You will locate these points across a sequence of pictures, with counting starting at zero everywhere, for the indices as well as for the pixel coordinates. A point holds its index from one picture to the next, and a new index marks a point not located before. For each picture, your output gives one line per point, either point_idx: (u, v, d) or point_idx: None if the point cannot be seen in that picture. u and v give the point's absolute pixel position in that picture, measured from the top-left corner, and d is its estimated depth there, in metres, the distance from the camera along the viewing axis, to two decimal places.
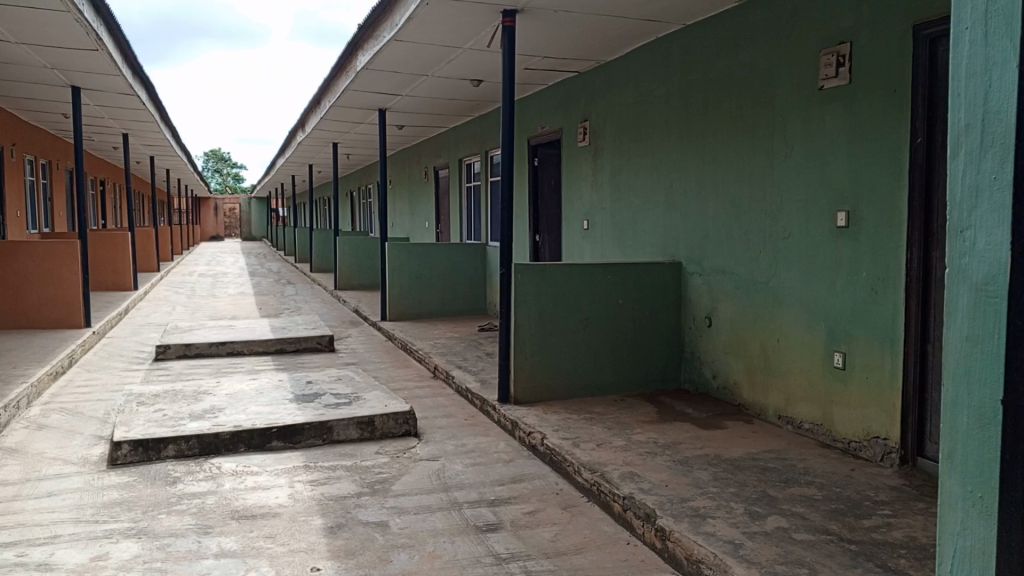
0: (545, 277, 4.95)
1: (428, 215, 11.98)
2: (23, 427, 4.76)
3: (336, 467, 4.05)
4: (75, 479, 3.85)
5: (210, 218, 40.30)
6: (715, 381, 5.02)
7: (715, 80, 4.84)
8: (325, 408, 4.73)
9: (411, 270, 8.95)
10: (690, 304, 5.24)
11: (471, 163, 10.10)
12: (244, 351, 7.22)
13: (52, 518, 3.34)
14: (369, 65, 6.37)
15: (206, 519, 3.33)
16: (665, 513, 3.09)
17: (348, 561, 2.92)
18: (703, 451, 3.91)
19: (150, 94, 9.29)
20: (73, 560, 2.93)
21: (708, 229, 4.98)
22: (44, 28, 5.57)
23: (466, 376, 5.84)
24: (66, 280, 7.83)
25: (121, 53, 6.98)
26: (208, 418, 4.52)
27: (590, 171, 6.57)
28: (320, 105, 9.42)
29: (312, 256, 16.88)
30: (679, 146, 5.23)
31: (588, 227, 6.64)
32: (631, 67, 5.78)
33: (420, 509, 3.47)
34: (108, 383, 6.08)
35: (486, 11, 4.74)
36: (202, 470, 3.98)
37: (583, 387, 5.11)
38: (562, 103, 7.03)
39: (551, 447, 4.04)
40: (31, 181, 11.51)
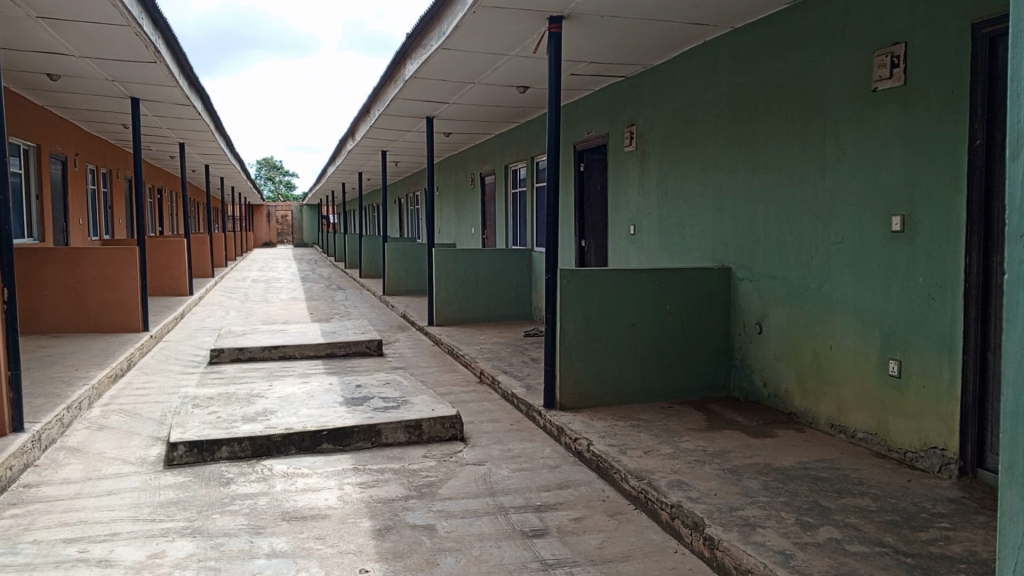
0: (592, 283, 4.94)
1: (474, 221, 12.05)
2: (85, 428, 4.93)
3: (384, 470, 4.10)
4: (133, 478, 3.97)
5: (263, 225, 41.21)
6: (766, 389, 4.94)
7: (765, 84, 4.78)
8: (373, 411, 4.79)
9: (457, 275, 9.01)
10: (739, 311, 5.17)
11: (517, 169, 10.13)
12: (295, 355, 7.36)
13: (111, 516, 3.45)
14: (417, 73, 6.45)
15: (259, 519, 3.40)
16: (713, 522, 3.05)
17: (396, 563, 2.95)
18: (753, 459, 3.85)
19: (205, 104, 9.54)
20: (131, 557, 3.02)
21: (758, 234, 4.91)
22: (106, 42, 5.77)
23: (512, 381, 5.85)
24: (125, 285, 8.09)
25: (178, 65, 7.20)
26: (260, 420, 4.62)
27: (637, 176, 6.53)
28: (369, 113, 9.56)
29: (361, 262, 17.11)
30: (728, 151, 5.18)
31: (635, 232, 6.61)
32: (679, 71, 5.74)
33: (467, 512, 3.49)
34: (165, 385, 6.26)
35: (532, 17, 4.76)
36: (254, 471, 4.06)
37: (630, 393, 5.07)
38: (608, 108, 7.02)
39: (597, 453, 4.03)
40: (93, 189, 11.92)
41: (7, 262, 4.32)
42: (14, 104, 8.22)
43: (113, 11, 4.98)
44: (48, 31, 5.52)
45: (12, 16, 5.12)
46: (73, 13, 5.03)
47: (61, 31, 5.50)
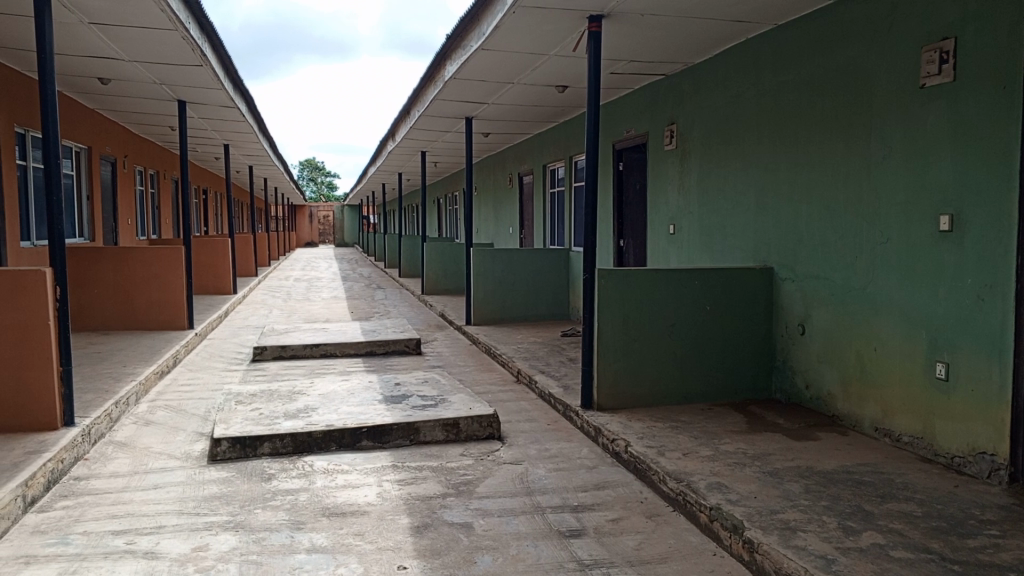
0: (630, 283, 4.91)
1: (512, 221, 12.06)
2: (132, 423, 5.06)
3: (423, 467, 4.13)
4: (179, 473, 4.06)
5: (304, 225, 41.78)
6: (809, 391, 4.86)
7: (808, 82, 4.71)
8: (412, 409, 4.83)
9: (495, 275, 9.03)
10: (782, 311, 5.09)
11: (555, 169, 10.11)
12: (336, 353, 7.45)
13: (157, 509, 3.54)
14: (456, 74, 6.48)
15: (300, 515, 3.45)
16: (753, 525, 3.01)
17: (434, 561, 2.97)
18: (794, 462, 3.79)
19: (249, 106, 9.71)
20: (176, 549, 3.08)
21: (801, 233, 4.84)
22: (154, 46, 5.91)
23: (550, 381, 5.85)
24: (171, 284, 8.26)
25: (223, 68, 7.34)
26: (301, 417, 4.69)
27: (677, 174, 6.48)
28: (409, 114, 9.64)
29: (400, 261, 17.25)
30: (770, 149, 5.11)
31: (675, 232, 6.56)
32: (720, 70, 5.68)
33: (504, 511, 3.50)
34: (209, 382, 6.39)
35: (571, 17, 4.76)
36: (295, 467, 4.13)
37: (668, 395, 5.03)
38: (648, 107, 6.97)
39: (635, 454, 4.01)
40: (141, 190, 12.21)
41: (59, 261, 4.43)
42: (67, 107, 8.45)
43: (161, 16, 5.09)
44: (98, 37, 5.67)
45: (65, 22, 5.27)
46: (123, 18, 5.16)
47: (112, 36, 5.65)
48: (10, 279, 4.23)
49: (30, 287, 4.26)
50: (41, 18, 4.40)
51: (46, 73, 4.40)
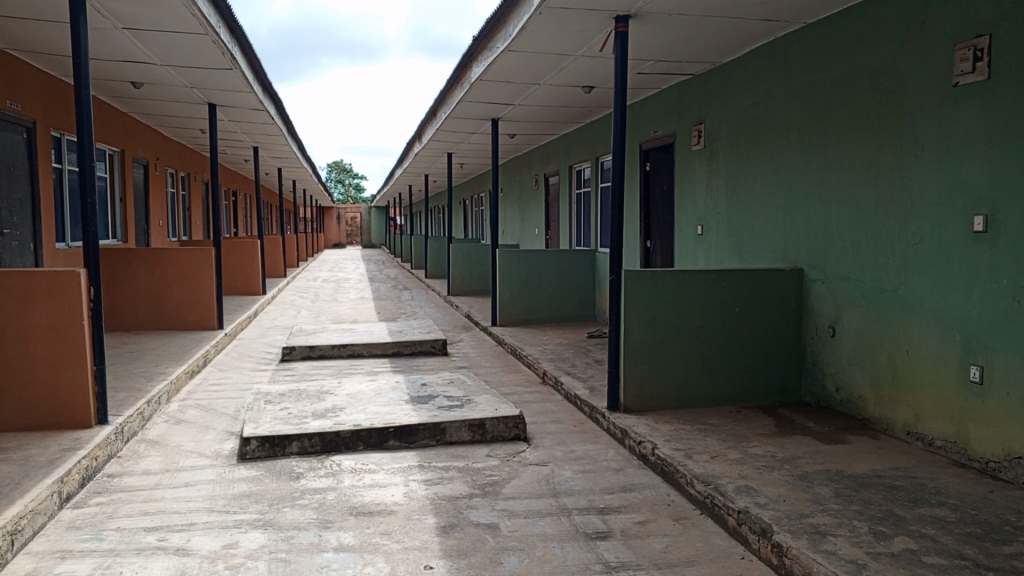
0: (658, 284, 4.88)
1: (538, 222, 12.06)
2: (164, 421, 5.14)
3: (449, 467, 4.15)
4: (209, 471, 4.11)
5: (332, 227, 42.12)
6: (839, 394, 4.80)
7: (838, 81, 4.66)
8: (438, 410, 4.85)
9: (521, 276, 9.03)
10: (812, 313, 5.04)
11: (581, 169, 10.09)
12: (364, 353, 7.51)
13: (188, 506, 3.59)
14: (483, 75, 6.49)
15: (327, 514, 3.48)
16: (782, 529, 2.98)
17: (460, 561, 2.98)
18: (824, 466, 3.75)
19: (278, 108, 9.81)
20: (206, 547, 3.12)
21: (832, 234, 4.78)
22: (185, 50, 6.00)
23: (576, 382, 5.84)
24: (201, 284, 8.39)
25: (252, 71, 7.42)
26: (330, 416, 4.73)
27: (705, 174, 6.44)
28: (436, 116, 9.67)
29: (427, 262, 17.34)
30: (800, 149, 5.06)
31: (703, 232, 6.51)
32: (749, 69, 5.64)
33: (530, 513, 3.50)
34: (238, 381, 6.46)
35: (598, 17, 4.75)
36: (323, 466, 4.16)
37: (696, 397, 5.00)
38: (675, 106, 6.93)
39: (663, 457, 3.98)
40: (172, 193, 12.40)
41: (93, 263, 4.51)
42: (101, 111, 8.60)
43: (192, 20, 5.16)
44: (131, 41, 5.77)
45: (99, 27, 5.38)
46: (155, 23, 5.25)
47: (144, 40, 5.74)
48: (46, 280, 4.31)
49: (64, 287, 4.34)
50: (76, 24, 4.47)
51: (82, 78, 4.48)
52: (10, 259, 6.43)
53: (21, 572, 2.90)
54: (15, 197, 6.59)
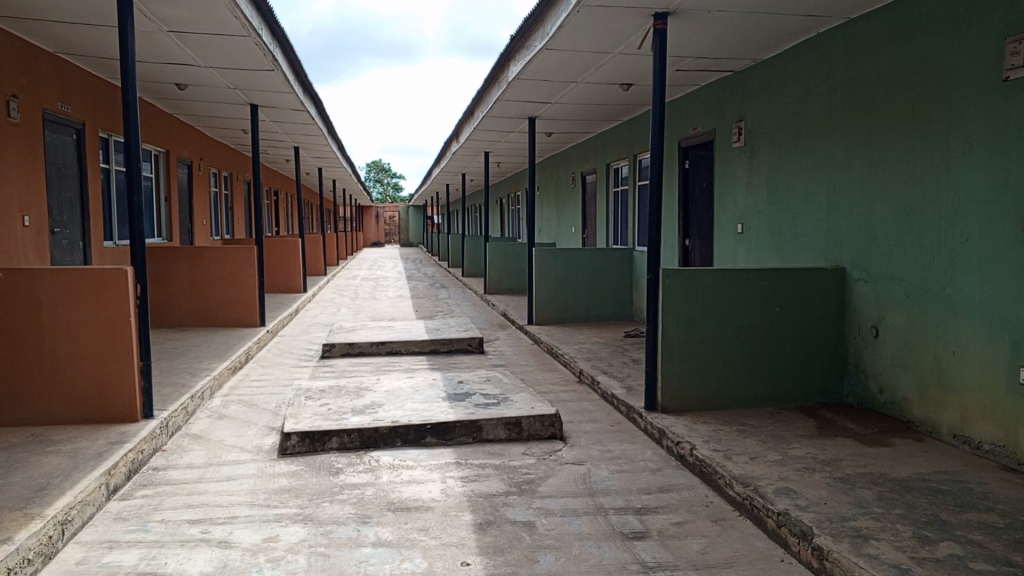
0: (696, 284, 4.84)
1: (575, 220, 12.04)
2: (207, 416, 5.25)
3: (485, 465, 4.16)
4: (250, 465, 4.19)
5: (371, 226, 42.57)
6: (883, 396, 4.71)
7: (883, 76, 4.57)
8: (475, 408, 4.87)
9: (557, 275, 9.03)
10: (855, 314, 4.95)
11: (619, 167, 10.05)
12: (402, 351, 7.57)
13: (230, 500, 3.66)
14: (520, 74, 6.50)
15: (366, 509, 3.52)
16: (823, 532, 2.94)
17: (496, 558, 2.99)
18: (867, 468, 3.68)
19: (319, 108, 9.94)
20: (248, 540, 3.18)
21: (875, 232, 4.69)
22: (229, 52, 6.11)
23: (612, 382, 5.81)
24: (243, 282, 8.54)
25: (294, 72, 7.53)
26: (368, 413, 4.78)
27: (746, 172, 6.36)
28: (473, 115, 9.71)
29: (464, 260, 17.42)
30: (843, 147, 4.97)
31: (743, 231, 6.43)
32: (791, 65, 5.56)
33: (566, 511, 3.49)
34: (279, 377, 6.57)
35: (638, 14, 4.72)
36: (362, 462, 4.21)
37: (735, 397, 4.94)
38: (715, 104, 6.86)
39: (701, 458, 3.95)
40: (215, 192, 12.64)
41: (140, 262, 4.63)
42: (147, 112, 8.79)
43: (235, 22, 5.25)
44: (176, 44, 5.89)
45: (146, 31, 5.50)
46: (199, 26, 5.35)
47: (189, 43, 5.85)
48: (94, 277, 4.43)
49: (112, 285, 4.44)
50: (124, 29, 4.58)
51: (129, 81, 4.59)
52: (60, 258, 6.62)
53: (71, 561, 2.99)
54: (65, 196, 6.77)
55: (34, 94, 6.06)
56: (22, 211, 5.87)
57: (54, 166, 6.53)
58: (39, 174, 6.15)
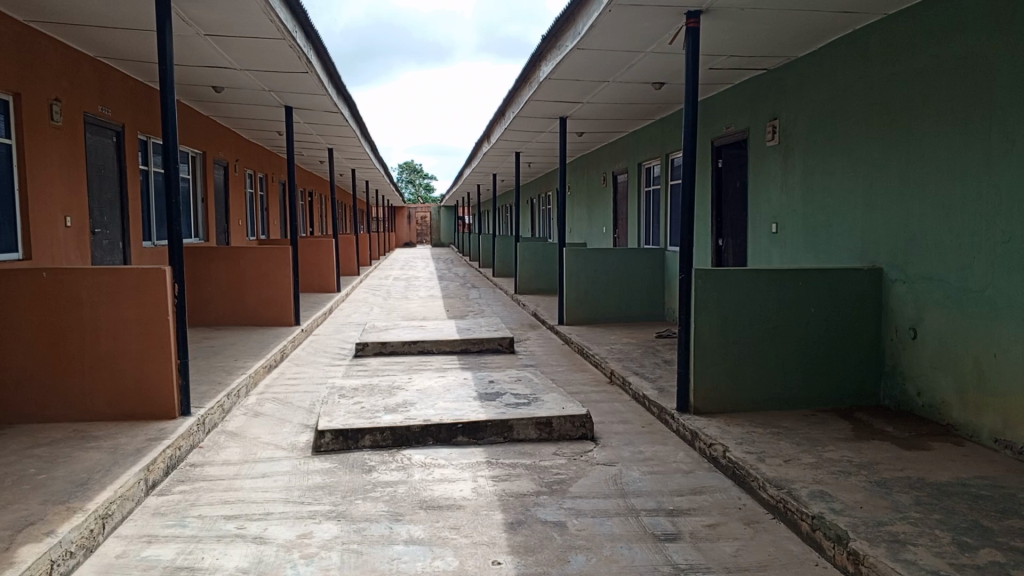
0: (730, 284, 4.80)
1: (606, 221, 12.01)
2: (243, 414, 5.33)
3: (516, 464, 4.17)
4: (285, 462, 4.25)
5: (404, 226, 42.91)
6: (921, 400, 4.63)
7: (920, 74, 4.50)
8: (506, 407, 4.88)
9: (588, 275, 9.01)
10: (892, 315, 4.87)
11: (651, 167, 10.00)
12: (433, 350, 7.62)
13: (265, 496, 3.71)
14: (552, 74, 6.50)
15: (398, 507, 3.55)
16: (858, 536, 2.90)
17: (528, 558, 3.00)
18: (904, 472, 3.62)
19: (352, 110, 10.04)
20: (283, 536, 3.23)
21: (913, 232, 4.61)
22: (266, 55, 6.19)
23: (644, 383, 5.78)
24: (277, 282, 8.64)
25: (328, 74, 7.62)
26: (400, 411, 4.82)
27: (780, 171, 6.29)
28: (505, 115, 9.72)
29: (494, 260, 17.46)
30: (880, 145, 4.90)
31: (777, 231, 6.36)
32: (827, 63, 5.48)
33: (598, 512, 3.49)
34: (314, 376, 6.65)
35: (670, 13, 4.69)
36: (394, 460, 4.25)
37: (769, 399, 4.88)
38: (749, 103, 6.80)
39: (734, 460, 3.91)
40: (251, 193, 12.84)
41: (178, 262, 4.71)
42: (185, 114, 8.95)
43: (271, 26, 5.33)
44: (214, 47, 5.99)
45: (184, 34, 5.60)
46: (235, 29, 5.44)
47: (226, 46, 5.95)
48: (134, 277, 4.52)
49: (150, 285, 4.53)
50: (163, 34, 4.66)
51: (167, 84, 4.67)
52: (100, 258, 6.76)
53: (111, 554, 3.06)
54: (106, 197, 6.93)
55: (77, 97, 6.20)
56: (64, 212, 6.02)
57: (95, 167, 6.68)
58: (81, 176, 6.30)
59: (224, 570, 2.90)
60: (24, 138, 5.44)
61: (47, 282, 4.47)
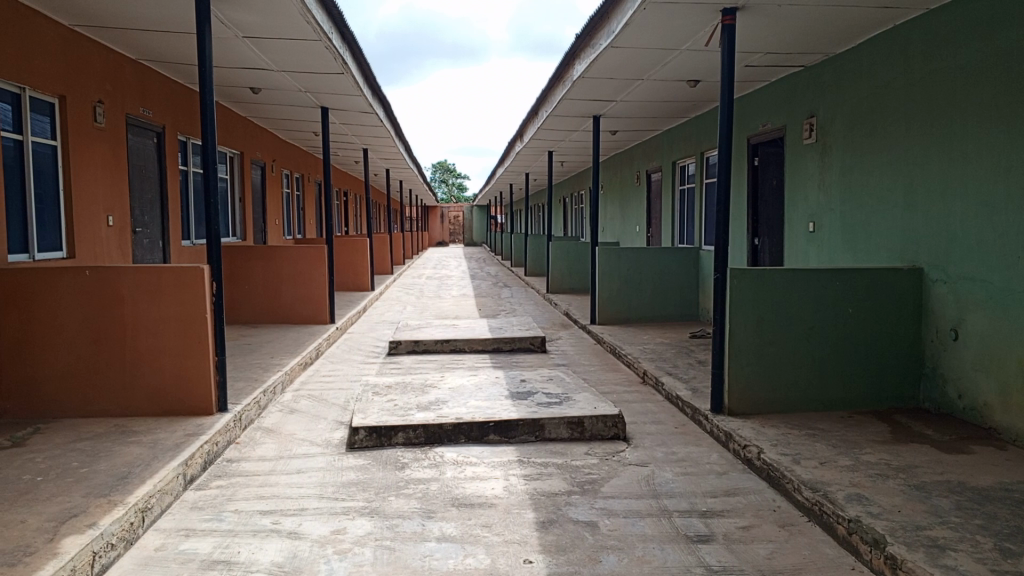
0: (766, 284, 4.74)
1: (639, 219, 11.95)
2: (279, 410, 5.40)
3: (548, 464, 4.17)
4: (320, 458, 4.30)
5: (437, 225, 43.15)
6: (962, 402, 4.54)
7: (963, 69, 4.39)
8: (538, 406, 4.88)
9: (621, 274, 8.97)
10: (933, 316, 4.78)
11: (686, 165, 9.91)
12: (465, 349, 7.65)
13: (300, 492, 3.76)
14: (585, 72, 6.48)
15: (430, 504, 3.57)
16: (896, 540, 2.85)
17: (559, 557, 3.00)
18: (944, 476, 3.55)
19: (387, 111, 10.12)
20: (317, 532, 3.27)
21: (955, 232, 4.51)
22: (301, 56, 6.26)
23: (677, 383, 5.74)
24: (312, 281, 8.75)
25: (363, 75, 7.71)
26: (433, 409, 4.85)
27: (818, 169, 6.20)
28: (538, 114, 9.72)
29: (527, 259, 17.46)
30: (921, 142, 4.80)
31: (815, 230, 6.27)
32: (866, 59, 5.39)
33: (630, 513, 3.47)
34: (348, 373, 6.71)
35: (705, 10, 4.65)
36: (427, 457, 4.28)
37: (805, 401, 4.82)
38: (786, 100, 6.71)
39: (769, 462, 3.87)
40: (288, 193, 13.02)
41: (216, 261, 4.80)
42: (223, 115, 9.10)
43: (307, 27, 5.40)
44: (251, 49, 6.07)
45: (222, 36, 5.69)
46: (273, 31, 5.51)
47: (263, 48, 6.03)
48: (174, 275, 4.60)
49: (190, 282, 4.61)
50: (201, 36, 4.74)
51: (205, 85, 4.75)
52: (141, 256, 6.91)
53: (150, 547, 3.12)
54: (146, 197, 7.07)
55: (119, 99, 6.33)
56: (106, 211, 6.15)
57: (136, 168, 6.82)
58: (123, 176, 6.44)
59: (260, 565, 2.95)
60: (68, 141, 5.58)
61: (91, 280, 4.58)
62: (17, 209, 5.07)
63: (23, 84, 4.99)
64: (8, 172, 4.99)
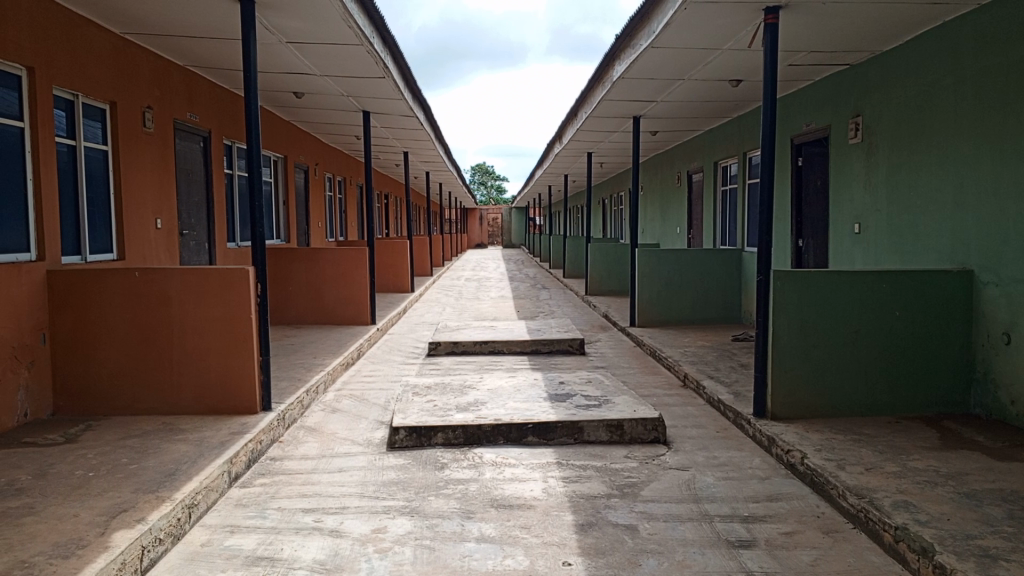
0: (811, 286, 4.66)
1: (680, 221, 11.86)
2: (321, 410, 5.48)
3: (587, 466, 4.16)
4: (361, 458, 4.35)
5: (476, 227, 43.35)
6: (1014, 408, 4.42)
7: (1018, 64, 4.26)
8: (577, 408, 4.88)
9: (661, 276, 8.91)
10: (984, 320, 4.66)
11: (728, 165, 9.81)
12: (504, 350, 7.67)
13: (341, 491, 3.80)
14: (625, 72, 6.46)
15: (470, 504, 3.59)
16: (946, 549, 2.78)
17: (598, 560, 2.98)
18: (996, 484, 3.45)
19: (426, 114, 10.19)
20: (358, 530, 3.30)
21: (1007, 233, 4.39)
22: (345, 60, 6.33)
23: (718, 386, 5.68)
24: (354, 281, 8.84)
25: (404, 79, 7.80)
26: (472, 410, 4.88)
27: (864, 169, 6.07)
28: (577, 117, 9.71)
29: (565, 262, 17.43)
30: (970, 141, 4.68)
31: (860, 231, 6.15)
32: (914, 57, 5.28)
33: (669, 517, 3.44)
34: (388, 374, 6.78)
35: (747, 9, 4.60)
36: (466, 458, 4.30)
37: (851, 405, 4.72)
38: (830, 99, 6.60)
39: (812, 467, 3.80)
40: (330, 196, 13.19)
41: (261, 263, 4.88)
42: (267, 120, 9.28)
43: (350, 32, 5.47)
44: (295, 54, 6.17)
45: (268, 42, 5.79)
46: (317, 36, 5.60)
47: (308, 53, 6.13)
48: (219, 276, 4.69)
49: (233, 284, 4.69)
50: (248, 43, 4.85)
51: (250, 91, 4.84)
52: (188, 257, 7.07)
53: (196, 542, 3.19)
54: (193, 200, 7.23)
55: (167, 105, 6.48)
56: (155, 214, 6.30)
57: (184, 172, 6.98)
58: (171, 180, 6.59)
59: (302, 562, 2.99)
60: (117, 146, 5.72)
61: (138, 281, 4.71)
62: (70, 211, 5.21)
63: (76, 90, 5.13)
64: (62, 175, 5.13)
